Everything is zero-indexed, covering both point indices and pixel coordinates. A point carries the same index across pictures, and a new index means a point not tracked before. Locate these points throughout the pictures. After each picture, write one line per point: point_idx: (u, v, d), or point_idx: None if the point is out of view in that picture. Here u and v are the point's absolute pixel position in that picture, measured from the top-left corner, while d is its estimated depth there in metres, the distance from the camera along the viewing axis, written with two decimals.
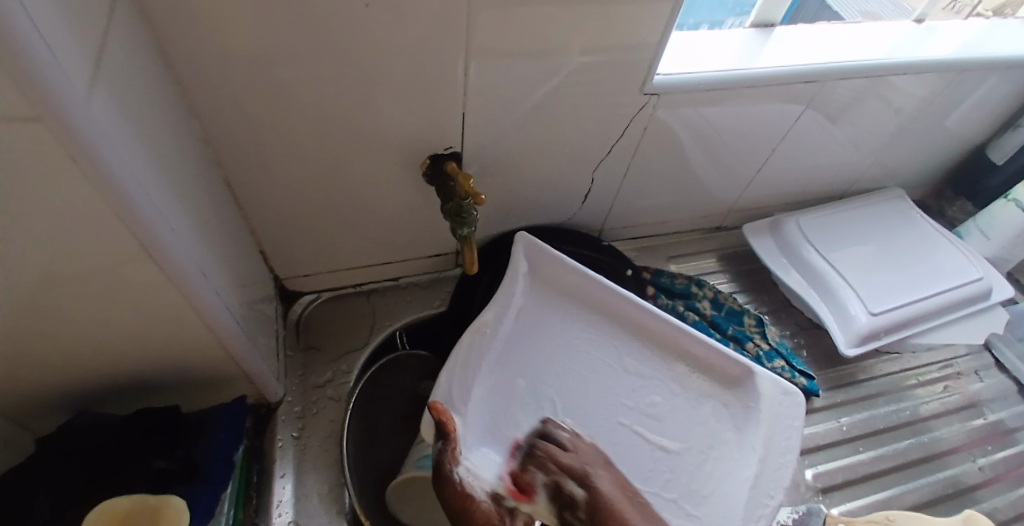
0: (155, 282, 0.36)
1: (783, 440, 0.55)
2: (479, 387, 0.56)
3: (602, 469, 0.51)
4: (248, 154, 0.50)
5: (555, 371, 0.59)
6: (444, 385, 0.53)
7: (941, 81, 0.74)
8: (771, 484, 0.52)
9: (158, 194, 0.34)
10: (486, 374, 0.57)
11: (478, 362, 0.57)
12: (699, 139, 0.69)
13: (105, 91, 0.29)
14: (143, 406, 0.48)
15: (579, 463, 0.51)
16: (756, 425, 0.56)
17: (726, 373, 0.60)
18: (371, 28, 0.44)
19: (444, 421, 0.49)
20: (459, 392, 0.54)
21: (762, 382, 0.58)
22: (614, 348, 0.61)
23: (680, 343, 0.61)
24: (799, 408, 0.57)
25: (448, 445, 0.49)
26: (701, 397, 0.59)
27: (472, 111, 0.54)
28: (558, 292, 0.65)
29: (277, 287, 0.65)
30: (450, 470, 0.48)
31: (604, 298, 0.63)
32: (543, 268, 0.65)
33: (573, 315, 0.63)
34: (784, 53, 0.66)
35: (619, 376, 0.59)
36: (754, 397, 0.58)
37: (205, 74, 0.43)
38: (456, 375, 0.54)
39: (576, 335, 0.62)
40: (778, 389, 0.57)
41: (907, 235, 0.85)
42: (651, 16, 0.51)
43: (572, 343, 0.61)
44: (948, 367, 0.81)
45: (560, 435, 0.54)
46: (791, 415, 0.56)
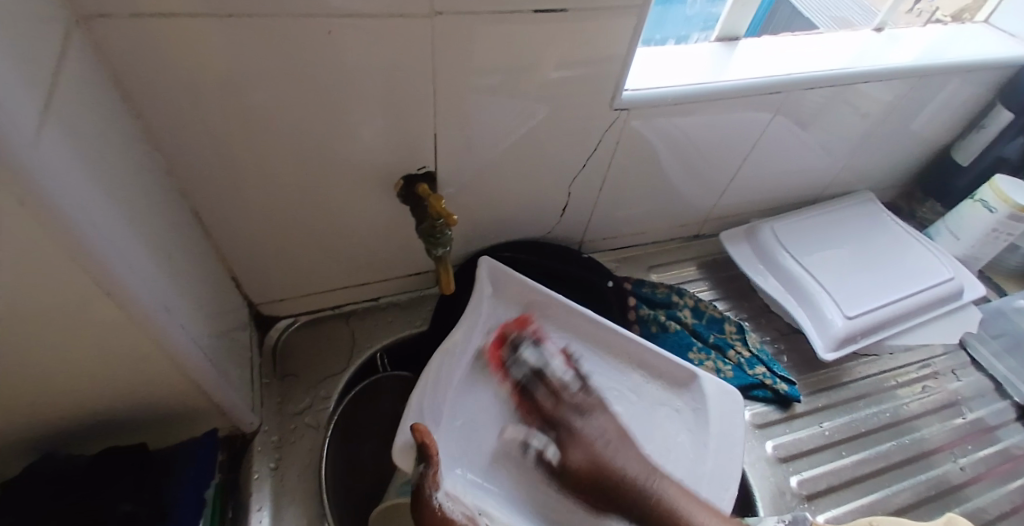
0: (116, 319, 0.35)
1: (729, 436, 0.58)
2: (450, 408, 0.56)
3: (578, 419, 0.57)
4: (216, 183, 0.50)
5: (520, 388, 0.59)
6: (416, 405, 0.54)
7: (903, 87, 0.76)
8: (724, 476, 0.56)
9: (117, 230, 0.34)
10: (456, 395, 0.57)
11: (445, 382, 0.57)
12: (672, 151, 0.70)
13: (56, 129, 0.29)
14: (109, 445, 0.47)
15: (558, 410, 0.58)
16: (706, 429, 0.58)
17: (674, 377, 0.62)
18: (336, 54, 0.43)
19: (426, 443, 0.48)
20: (430, 410, 0.54)
21: (707, 386, 0.60)
22: (575, 363, 0.62)
23: (635, 352, 0.63)
24: (739, 407, 0.60)
25: (429, 469, 0.48)
26: (656, 403, 0.61)
27: (444, 131, 0.54)
28: (519, 308, 0.65)
29: (252, 313, 0.64)
30: (431, 495, 0.47)
31: (563, 313, 0.64)
32: (505, 287, 0.66)
33: (534, 331, 0.64)
34: (751, 64, 0.67)
35: (583, 389, 0.60)
36: (703, 402, 0.60)
37: (167, 104, 0.42)
38: (426, 393, 0.55)
39: (536, 350, 0.63)
40: (721, 391, 0.60)
41: (881, 238, 0.86)
42: (617, 33, 0.52)
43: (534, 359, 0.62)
44: (926, 367, 0.83)
45: (551, 378, 0.60)
46: (731, 411, 0.59)
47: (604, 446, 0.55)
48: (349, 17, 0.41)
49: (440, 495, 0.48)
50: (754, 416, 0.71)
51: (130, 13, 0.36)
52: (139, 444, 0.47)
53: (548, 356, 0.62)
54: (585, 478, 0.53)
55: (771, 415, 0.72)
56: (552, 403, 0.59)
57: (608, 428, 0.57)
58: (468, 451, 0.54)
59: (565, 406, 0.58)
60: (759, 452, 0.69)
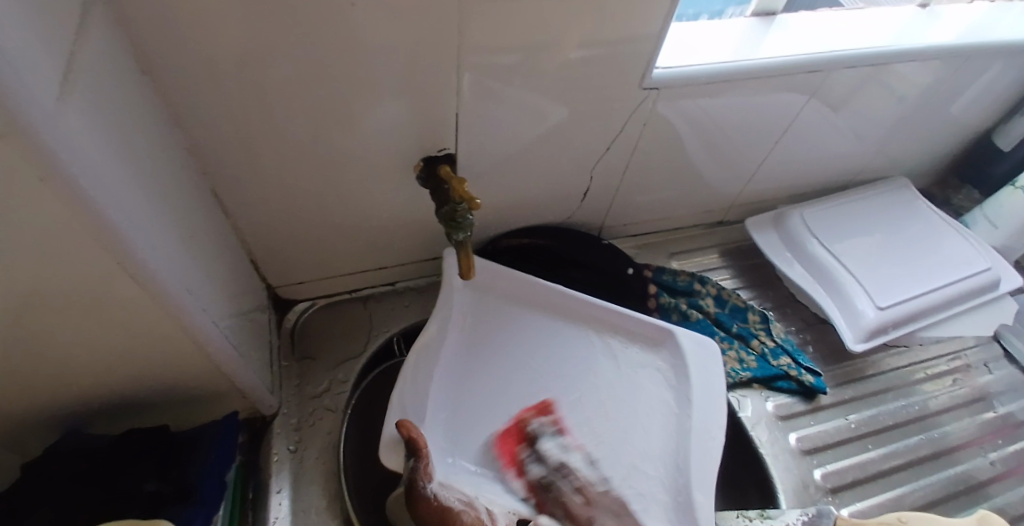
0: (139, 301, 0.34)
1: (712, 389, 0.57)
2: (433, 399, 0.55)
3: (613, 522, 0.50)
4: (235, 163, 0.49)
5: (495, 371, 0.58)
6: (397, 403, 0.53)
7: (947, 68, 0.72)
8: (711, 425, 0.55)
9: (139, 211, 0.33)
10: (436, 386, 0.56)
11: (427, 377, 0.56)
12: (700, 133, 0.67)
13: (77, 105, 0.28)
14: (134, 426, 0.47)
15: (591, 512, 0.50)
16: (687, 379, 0.58)
17: (648, 336, 0.61)
18: (358, 29, 0.42)
19: (412, 437, 0.47)
20: (413, 406, 0.53)
21: (679, 339, 0.60)
22: (551, 340, 0.61)
23: (600, 317, 0.62)
24: (715, 354, 0.60)
25: (420, 463, 0.47)
26: (636, 364, 0.60)
27: (466, 112, 0.53)
28: (498, 295, 0.64)
29: (270, 296, 0.64)
30: (425, 487, 0.46)
31: (534, 290, 0.63)
32: (481, 276, 0.64)
33: (517, 311, 0.63)
34: (786, 42, 0.64)
35: (561, 363, 0.59)
36: (678, 355, 0.60)
37: (187, 81, 0.41)
38: (406, 392, 0.54)
39: (517, 326, 0.62)
40: (692, 342, 0.60)
41: (913, 225, 0.83)
42: (650, 7, 0.50)
43: (514, 334, 0.61)
44: (957, 359, 0.80)
45: (573, 477, 0.53)
46: (710, 364, 0.59)
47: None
48: None
49: (434, 486, 0.47)
50: (778, 408, 0.70)
51: None
52: (161, 425, 0.47)
53: (568, 448, 0.54)
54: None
55: (795, 406, 0.70)
56: (583, 503, 0.51)
57: None
58: (456, 438, 0.54)
59: (597, 508, 0.51)
60: (783, 444, 0.67)
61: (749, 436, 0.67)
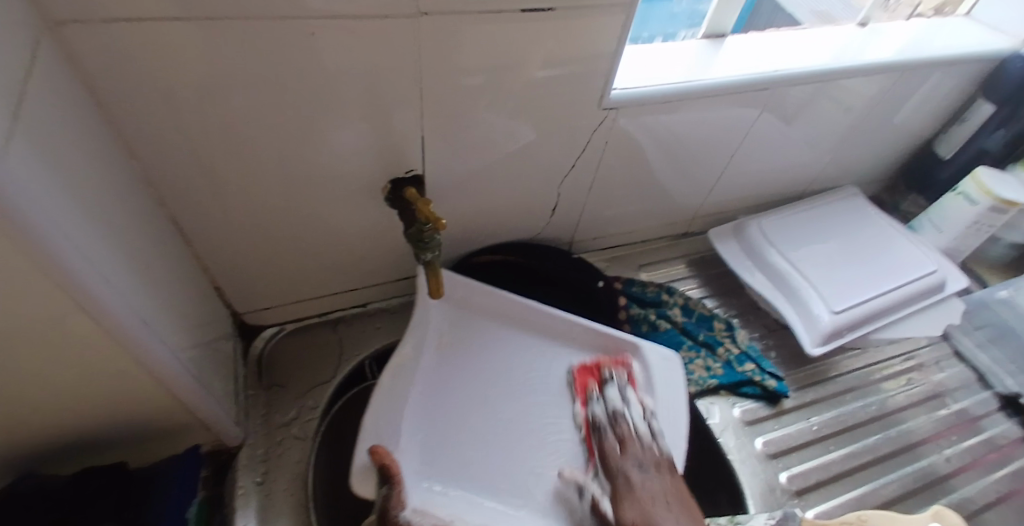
0: (93, 337, 0.34)
1: (678, 402, 0.59)
2: (408, 422, 0.55)
3: (638, 472, 0.53)
4: (195, 191, 0.48)
5: (470, 390, 0.58)
6: (372, 429, 0.52)
7: (888, 82, 0.77)
8: (677, 438, 0.57)
9: (91, 245, 0.32)
10: (410, 409, 0.55)
11: (402, 397, 0.55)
12: (661, 148, 0.69)
13: (23, 142, 0.27)
14: (89, 464, 0.45)
15: (623, 459, 0.53)
16: (654, 393, 0.60)
17: (616, 352, 0.63)
18: (317, 56, 0.42)
19: (387, 464, 0.48)
20: (388, 430, 0.53)
21: (647, 354, 0.62)
22: (524, 358, 0.62)
23: (570, 333, 0.64)
24: (681, 367, 0.62)
25: (393, 489, 0.47)
26: (606, 380, 0.62)
27: (430, 134, 0.53)
28: (473, 310, 0.64)
29: (236, 323, 0.63)
30: (398, 515, 0.46)
31: (509, 307, 0.64)
32: (455, 292, 0.64)
33: (492, 328, 0.64)
34: (736, 61, 0.67)
35: (535, 381, 0.61)
36: (645, 369, 0.62)
37: (142, 112, 0.41)
38: (380, 413, 0.53)
39: (494, 344, 0.62)
40: (660, 357, 0.62)
41: (865, 231, 0.87)
42: (605, 31, 0.52)
43: (492, 353, 0.62)
44: (912, 359, 0.84)
45: (625, 422, 0.57)
46: (675, 377, 0.61)
47: (658, 503, 0.50)
48: (330, 18, 0.40)
49: (408, 514, 0.47)
50: (745, 413, 0.72)
51: (101, 16, 0.34)
52: (118, 464, 0.46)
53: (629, 400, 0.59)
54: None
55: (760, 411, 0.72)
56: (619, 451, 0.54)
57: (665, 488, 0.51)
58: (432, 461, 0.53)
59: (630, 457, 0.54)
60: (750, 449, 0.69)
61: (718, 443, 0.69)
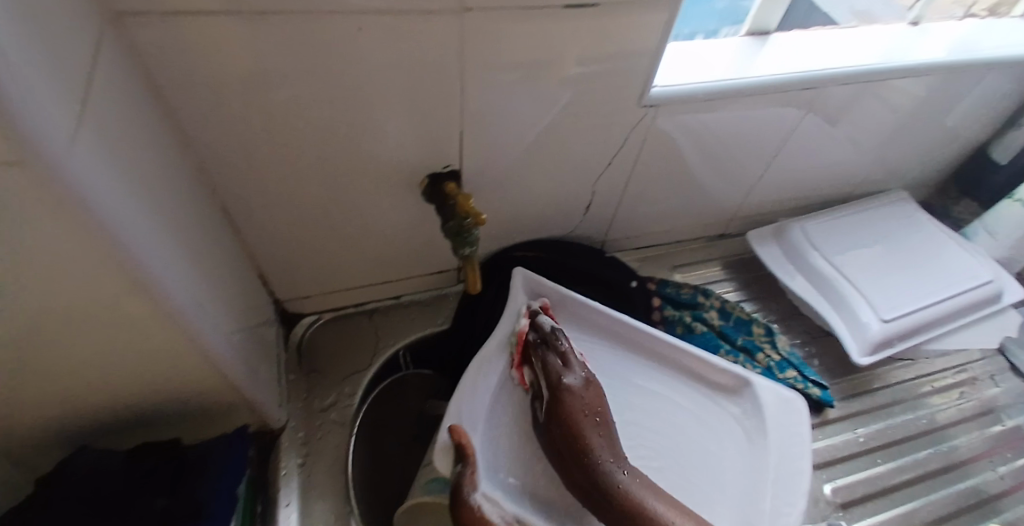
0: (153, 317, 0.35)
1: (795, 448, 0.56)
2: (486, 415, 0.56)
3: (579, 385, 0.53)
4: (244, 181, 0.50)
5: None
6: (454, 410, 0.54)
7: (939, 82, 0.74)
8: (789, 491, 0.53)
9: (152, 229, 0.34)
10: (490, 406, 0.56)
11: (484, 389, 0.57)
12: (700, 146, 0.68)
13: (95, 129, 0.29)
14: (144, 440, 0.48)
15: (564, 372, 0.54)
16: (764, 434, 0.57)
17: (722, 384, 0.61)
18: (364, 52, 0.43)
19: (463, 443, 0.49)
20: (468, 414, 0.54)
21: (762, 391, 0.60)
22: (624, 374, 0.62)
23: (675, 358, 0.63)
24: (799, 413, 0.58)
25: (467, 469, 0.49)
26: (702, 409, 0.60)
27: (469, 130, 0.54)
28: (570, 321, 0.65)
29: (277, 310, 0.65)
30: (469, 495, 0.47)
31: (608, 322, 0.64)
32: (549, 302, 0.66)
33: (586, 339, 0.64)
34: (779, 59, 0.65)
35: (639, 397, 0.60)
36: (757, 407, 0.59)
37: (199, 104, 0.42)
38: (462, 401, 0.55)
39: (590, 356, 0.63)
40: (777, 397, 0.59)
41: (915, 237, 0.84)
42: (647, 26, 0.51)
43: (588, 364, 0.62)
44: (964, 372, 0.80)
45: (560, 345, 0.57)
46: (794, 422, 0.58)
47: (589, 419, 0.51)
48: (378, 15, 0.41)
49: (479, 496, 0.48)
50: None
51: (161, 10, 0.36)
52: (172, 441, 0.48)
53: (549, 324, 0.59)
54: (576, 451, 0.49)
55: None
56: (561, 367, 0.55)
57: (598, 406, 0.52)
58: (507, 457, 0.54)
59: (572, 372, 0.54)
60: None
61: None
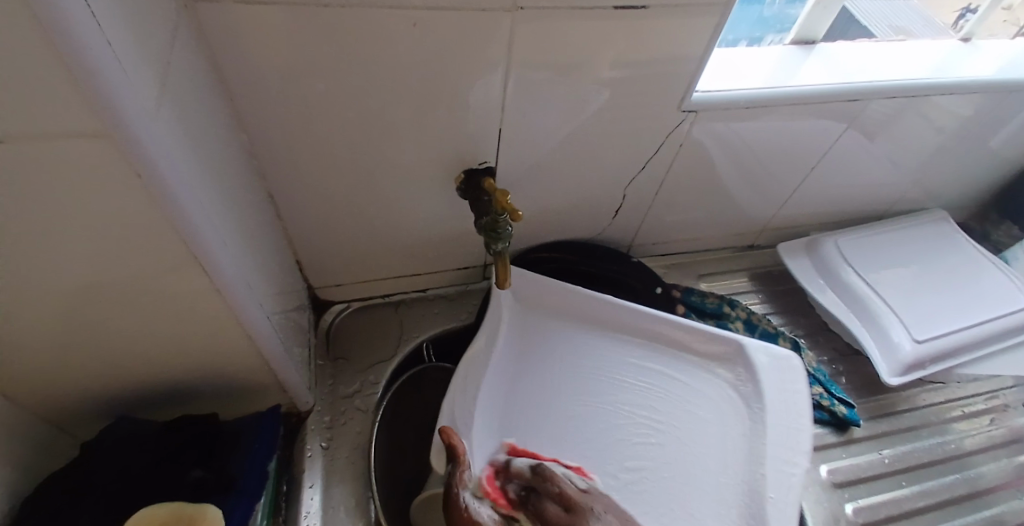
0: (204, 293, 0.36)
1: (791, 408, 0.57)
2: (481, 403, 0.56)
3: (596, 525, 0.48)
4: (290, 167, 0.51)
5: (546, 387, 0.58)
6: (448, 409, 0.54)
7: (990, 100, 0.72)
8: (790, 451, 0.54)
9: (210, 208, 0.35)
10: (484, 389, 0.57)
11: (474, 388, 0.57)
12: (739, 154, 0.68)
13: (169, 108, 0.30)
14: (181, 413, 0.49)
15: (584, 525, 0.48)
16: (761, 399, 0.58)
17: (714, 353, 0.62)
18: (416, 45, 0.44)
19: (453, 443, 0.50)
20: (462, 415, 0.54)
21: (754, 353, 0.61)
22: (620, 353, 0.62)
23: (663, 333, 0.63)
24: (796, 372, 0.59)
25: (457, 469, 0.49)
26: (693, 380, 0.60)
27: (510, 128, 0.54)
28: (551, 310, 0.65)
29: (309, 296, 0.66)
30: (459, 495, 0.48)
31: (590, 306, 0.64)
32: (533, 295, 0.65)
33: (571, 326, 0.64)
34: (824, 71, 0.64)
35: (634, 374, 0.60)
36: (751, 371, 0.60)
37: (255, 89, 0.43)
38: (454, 408, 0.54)
39: (575, 341, 0.63)
40: (770, 357, 0.60)
41: (952, 259, 0.82)
42: (695, 32, 0.51)
43: (574, 349, 0.62)
44: (995, 399, 0.78)
45: (558, 482, 0.50)
46: (789, 381, 0.59)
47: None
48: (433, 11, 0.42)
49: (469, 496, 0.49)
50: None
51: None
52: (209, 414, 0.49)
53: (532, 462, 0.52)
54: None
55: (827, 437, 0.69)
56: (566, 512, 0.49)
57: None
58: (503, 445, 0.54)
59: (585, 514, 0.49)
60: (814, 476, 0.66)
61: None
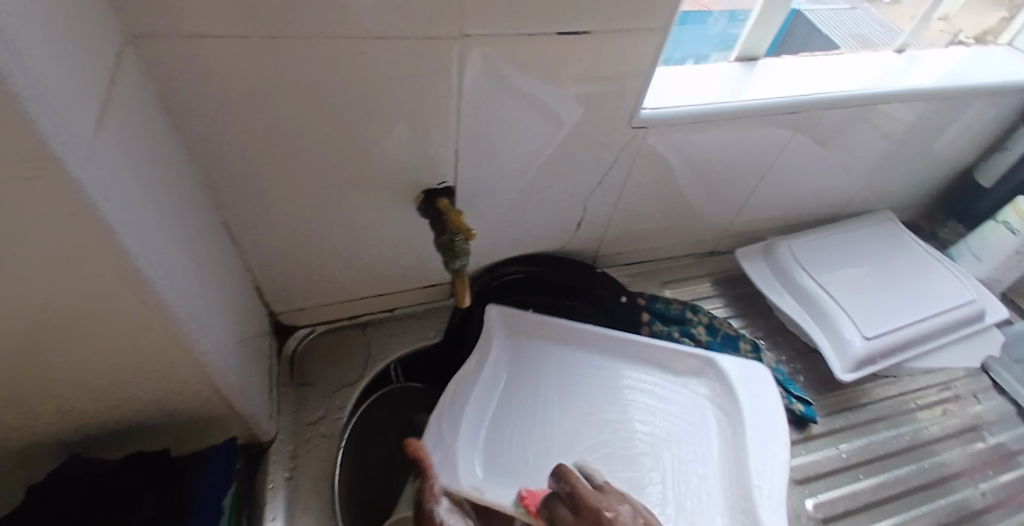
0: (151, 327, 0.36)
1: (767, 412, 0.60)
2: (468, 425, 0.57)
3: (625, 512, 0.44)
4: (244, 195, 0.51)
5: (535, 411, 0.60)
6: (433, 428, 0.55)
7: (927, 107, 0.76)
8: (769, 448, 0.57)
9: (155, 241, 0.34)
10: (470, 412, 0.58)
11: (461, 408, 0.58)
12: (692, 165, 0.70)
13: (107, 145, 0.30)
14: (132, 450, 0.48)
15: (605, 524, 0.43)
16: (736, 407, 0.60)
17: (689, 366, 0.65)
18: (366, 72, 0.45)
19: (420, 457, 0.51)
20: (449, 435, 0.55)
21: (723, 363, 0.63)
22: (603, 377, 0.64)
23: (642, 351, 0.66)
24: (764, 376, 0.62)
25: (426, 482, 0.51)
26: (676, 396, 0.63)
27: (466, 148, 0.55)
28: (538, 338, 0.67)
29: (271, 322, 0.65)
30: (431, 508, 0.49)
31: (573, 332, 0.67)
32: (519, 325, 0.67)
33: (557, 352, 0.66)
34: (768, 85, 0.67)
35: (618, 395, 0.62)
36: (724, 380, 0.63)
37: (204, 119, 0.43)
38: (444, 420, 0.56)
39: (561, 366, 0.65)
40: (740, 365, 0.63)
41: (900, 258, 0.85)
42: (641, 51, 0.53)
43: (560, 375, 0.64)
44: (946, 390, 0.81)
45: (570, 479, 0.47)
46: (760, 386, 0.62)
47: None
48: (382, 38, 0.43)
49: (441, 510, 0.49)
50: None
51: (175, 32, 0.37)
52: (162, 450, 0.48)
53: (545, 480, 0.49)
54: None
55: None
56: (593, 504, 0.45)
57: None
58: (496, 462, 0.56)
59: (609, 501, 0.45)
60: None
61: None
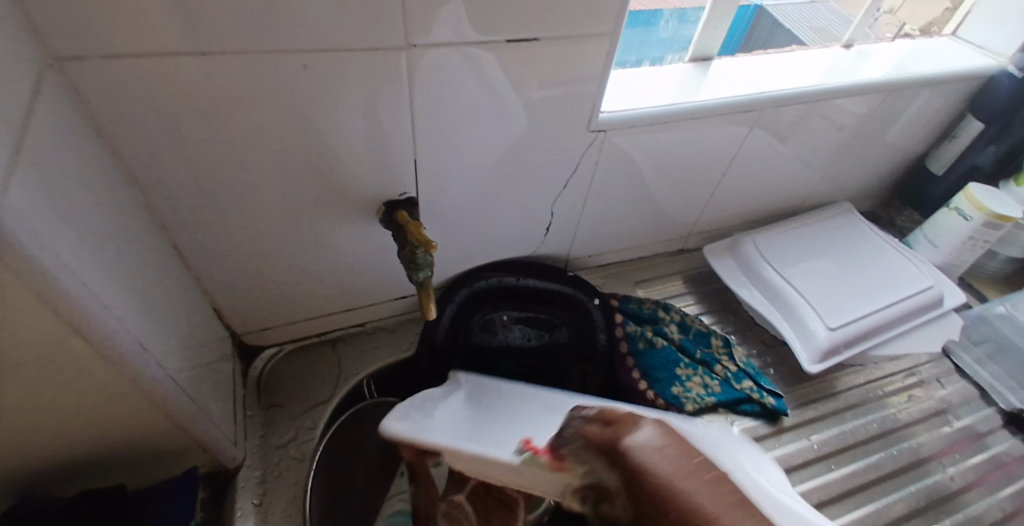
0: (91, 361, 0.34)
1: (767, 468, 0.59)
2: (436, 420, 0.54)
3: None
4: (195, 216, 0.49)
5: (516, 424, 0.54)
6: (402, 408, 0.54)
7: (876, 100, 0.78)
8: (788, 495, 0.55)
9: (91, 271, 0.33)
10: (440, 412, 0.55)
11: (431, 408, 0.56)
12: (653, 166, 0.71)
13: (28, 174, 0.29)
14: (84, 488, 0.46)
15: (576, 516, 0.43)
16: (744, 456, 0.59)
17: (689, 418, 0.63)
18: (313, 88, 0.44)
19: None
20: (417, 414, 0.54)
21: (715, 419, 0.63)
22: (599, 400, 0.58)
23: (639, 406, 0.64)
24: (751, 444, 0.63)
25: None
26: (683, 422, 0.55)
27: (424, 159, 0.55)
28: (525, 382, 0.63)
29: (235, 344, 0.63)
30: None
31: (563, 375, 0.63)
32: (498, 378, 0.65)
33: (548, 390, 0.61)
34: (722, 84, 0.68)
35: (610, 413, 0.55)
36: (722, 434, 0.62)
37: (144, 143, 0.42)
38: (411, 406, 0.55)
39: (552, 399, 0.59)
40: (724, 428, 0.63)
41: (862, 248, 0.88)
42: (593, 56, 0.53)
43: (550, 403, 0.58)
44: (913, 376, 0.83)
45: None
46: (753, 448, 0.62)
47: None
48: (326, 52, 0.42)
49: None
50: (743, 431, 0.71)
51: (102, 52, 0.36)
52: (116, 486, 0.47)
53: None
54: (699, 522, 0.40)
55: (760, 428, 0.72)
56: None
57: None
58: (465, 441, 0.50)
59: None
60: None
61: None
